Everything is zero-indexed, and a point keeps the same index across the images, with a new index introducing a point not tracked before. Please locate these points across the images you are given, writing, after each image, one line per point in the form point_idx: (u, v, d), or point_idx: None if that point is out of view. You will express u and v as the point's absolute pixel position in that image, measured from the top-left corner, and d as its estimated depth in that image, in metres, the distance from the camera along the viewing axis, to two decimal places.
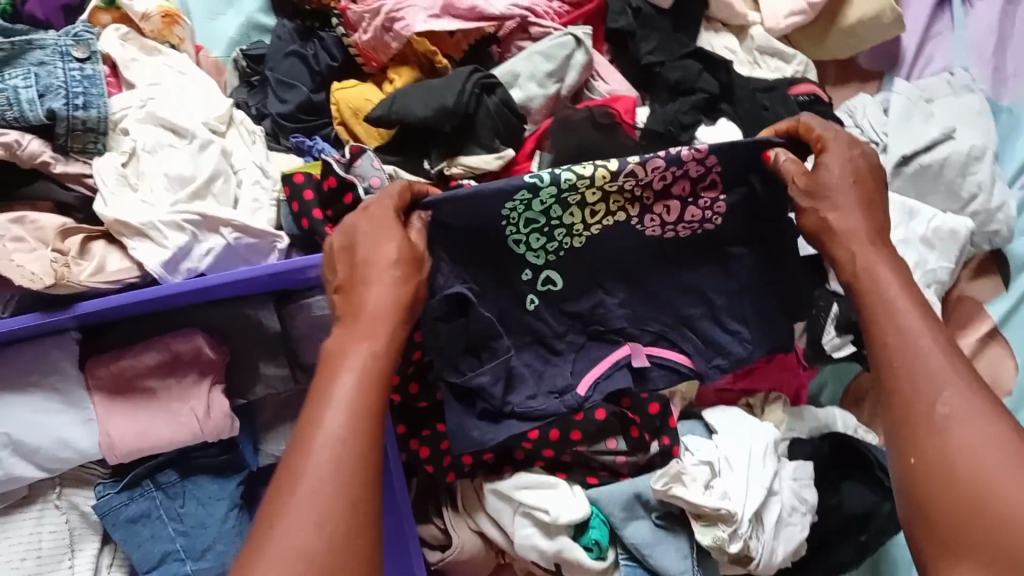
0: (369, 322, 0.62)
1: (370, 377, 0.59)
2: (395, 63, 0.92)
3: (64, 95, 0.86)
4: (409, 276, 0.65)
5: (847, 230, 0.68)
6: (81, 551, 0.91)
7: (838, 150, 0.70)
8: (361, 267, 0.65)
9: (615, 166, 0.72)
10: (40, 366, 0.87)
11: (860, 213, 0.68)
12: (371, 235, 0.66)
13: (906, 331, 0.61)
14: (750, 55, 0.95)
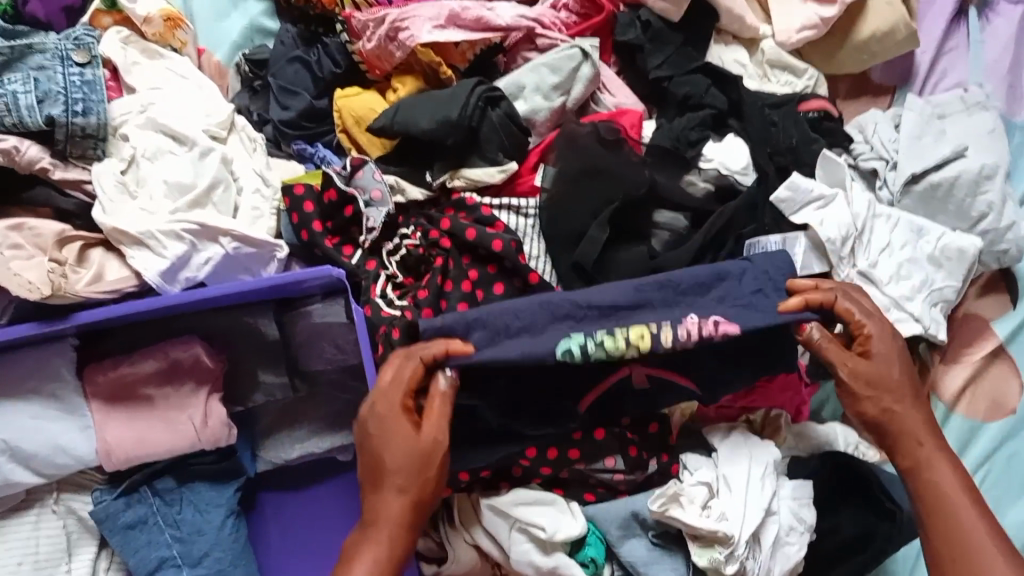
0: (382, 524, 0.69)
1: (384, 568, 0.68)
2: (399, 72, 0.90)
3: (63, 101, 0.85)
4: (422, 478, 0.69)
5: (881, 359, 0.74)
6: (77, 555, 0.91)
7: (880, 338, 0.74)
8: (380, 465, 0.69)
9: (650, 345, 0.71)
10: (39, 373, 0.87)
11: (901, 391, 0.74)
12: (388, 443, 0.69)
13: (939, 481, 0.72)
14: (760, 69, 0.94)
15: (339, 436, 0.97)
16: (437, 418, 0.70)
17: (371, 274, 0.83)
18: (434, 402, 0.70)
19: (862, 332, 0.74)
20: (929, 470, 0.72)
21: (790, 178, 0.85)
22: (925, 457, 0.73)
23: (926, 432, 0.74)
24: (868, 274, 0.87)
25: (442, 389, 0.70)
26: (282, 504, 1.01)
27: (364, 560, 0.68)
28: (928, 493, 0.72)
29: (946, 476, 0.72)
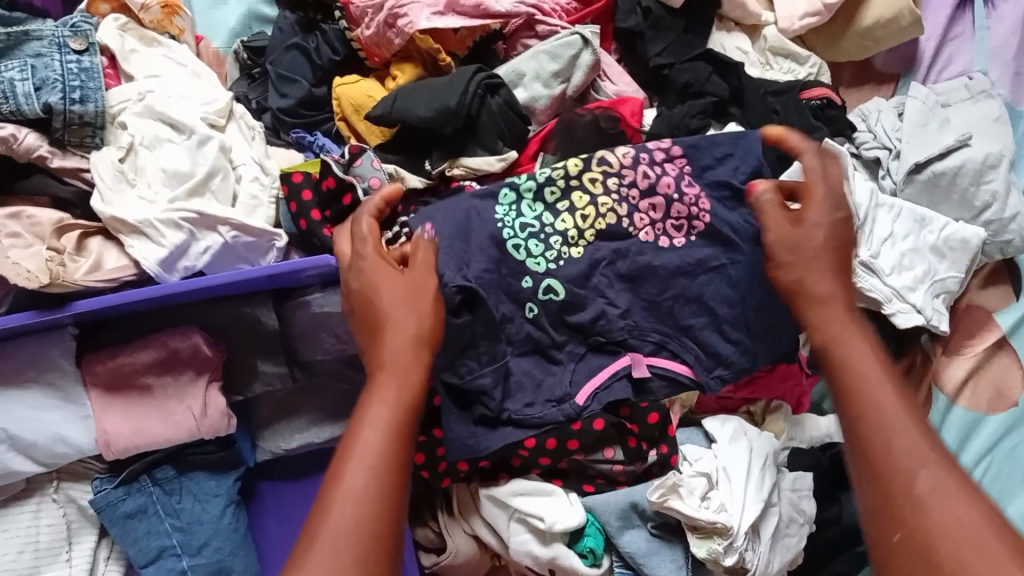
0: (394, 368, 0.65)
1: (398, 422, 0.63)
2: (398, 59, 0.90)
3: (61, 89, 0.85)
4: (423, 320, 0.68)
5: (809, 244, 0.69)
6: (77, 544, 0.91)
7: (823, 200, 0.70)
8: (378, 311, 0.68)
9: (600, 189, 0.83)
10: (37, 363, 0.86)
11: (827, 256, 0.68)
12: (382, 290, 0.69)
13: (852, 355, 0.64)
14: (762, 56, 0.93)
15: (337, 426, 0.97)
16: (426, 259, 0.72)
17: None
18: (418, 251, 0.72)
19: (807, 190, 0.71)
20: (846, 344, 0.65)
21: (794, 168, 0.85)
22: (840, 330, 0.66)
23: (843, 306, 0.67)
24: (871, 265, 0.86)
25: (425, 239, 0.73)
26: (281, 494, 1.01)
27: (376, 416, 0.62)
28: (841, 359, 0.64)
29: (862, 353, 0.64)
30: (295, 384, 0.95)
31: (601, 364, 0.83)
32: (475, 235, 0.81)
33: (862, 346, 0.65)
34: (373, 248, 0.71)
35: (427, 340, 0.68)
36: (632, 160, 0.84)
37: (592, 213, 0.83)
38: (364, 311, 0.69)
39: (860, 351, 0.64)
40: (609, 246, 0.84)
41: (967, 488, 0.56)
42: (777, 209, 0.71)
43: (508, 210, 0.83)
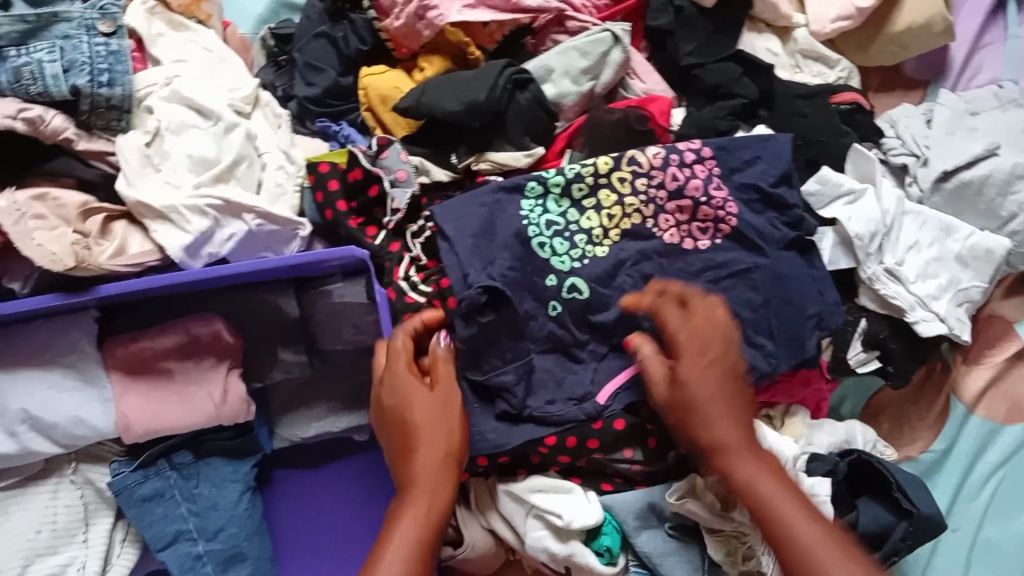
0: (423, 487, 0.69)
1: (422, 539, 0.67)
2: (426, 51, 0.89)
3: (88, 71, 0.84)
4: (451, 436, 0.73)
5: (700, 392, 0.71)
6: (94, 525, 0.92)
7: (687, 349, 0.73)
8: (410, 428, 0.72)
9: (628, 189, 0.84)
10: (59, 344, 0.87)
11: (715, 399, 0.71)
12: (414, 409, 0.72)
13: (765, 498, 0.67)
14: (792, 58, 0.92)
15: (357, 416, 0.98)
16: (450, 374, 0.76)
17: (395, 256, 0.83)
18: (440, 364, 0.76)
19: (675, 343, 0.74)
20: (759, 485, 0.68)
21: (822, 171, 0.86)
22: (750, 470, 0.69)
23: (743, 446, 0.70)
24: (895, 271, 0.87)
25: (444, 351, 0.77)
26: (296, 482, 1.02)
27: (404, 537, 0.67)
28: (756, 504, 0.68)
29: (768, 486, 0.68)
30: (312, 371, 0.96)
31: (622, 364, 0.83)
32: (501, 230, 0.82)
33: (773, 478, 0.69)
34: (405, 362, 0.74)
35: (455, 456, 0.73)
36: (663, 161, 0.84)
37: (618, 213, 0.84)
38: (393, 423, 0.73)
39: (772, 487, 0.68)
40: (633, 247, 0.84)
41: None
42: (659, 368, 0.75)
43: (534, 206, 0.83)
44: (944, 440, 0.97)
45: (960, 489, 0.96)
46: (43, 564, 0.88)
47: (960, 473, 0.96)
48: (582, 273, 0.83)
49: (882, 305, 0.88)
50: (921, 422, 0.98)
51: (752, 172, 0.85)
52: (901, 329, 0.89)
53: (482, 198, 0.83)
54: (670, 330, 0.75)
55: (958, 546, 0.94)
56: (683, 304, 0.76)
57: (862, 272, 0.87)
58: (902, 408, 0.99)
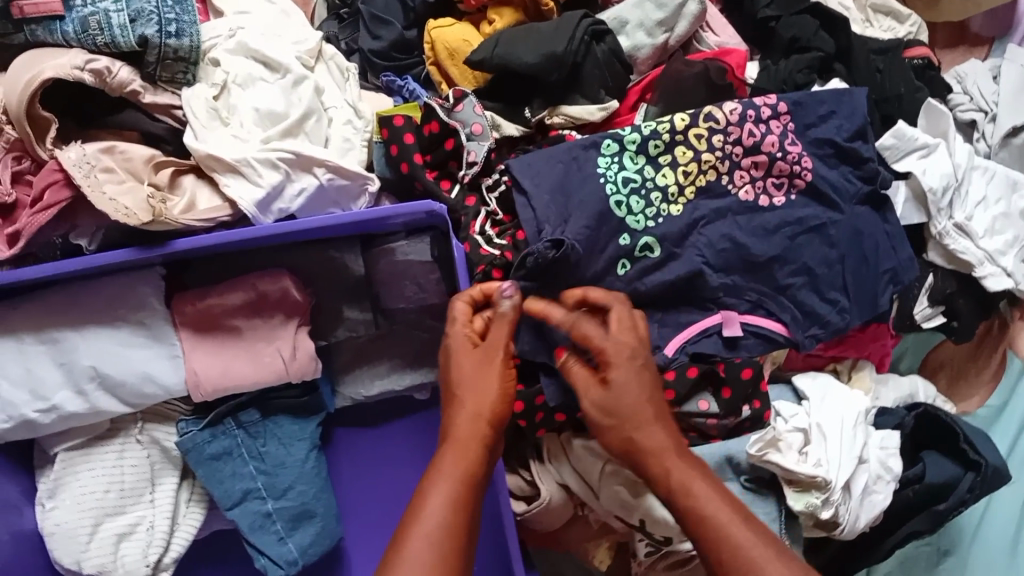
0: (461, 440, 0.67)
1: (456, 499, 0.63)
2: (496, 2, 0.88)
3: (156, 21, 0.81)
4: (489, 394, 0.70)
5: (627, 401, 0.67)
6: (160, 485, 0.91)
7: (620, 356, 0.69)
8: (451, 391, 0.71)
9: (705, 149, 0.82)
10: (126, 301, 0.86)
11: (645, 402, 0.67)
12: (456, 367, 0.72)
13: (706, 507, 0.62)
14: (862, 13, 0.93)
15: (419, 374, 0.98)
16: (502, 334, 0.74)
17: (471, 210, 0.83)
18: (498, 325, 0.74)
19: (605, 353, 0.70)
20: (692, 493, 0.63)
21: (898, 126, 0.86)
22: (682, 479, 0.64)
23: (673, 452, 0.66)
24: (964, 227, 0.87)
25: (507, 308, 0.75)
26: (358, 441, 1.02)
27: (440, 488, 0.63)
28: (693, 515, 0.62)
29: (708, 497, 0.62)
30: (377, 330, 0.95)
31: (692, 319, 0.83)
32: (576, 190, 0.80)
33: (707, 483, 0.64)
34: (455, 319, 0.74)
35: (496, 415, 0.69)
36: (739, 117, 0.82)
37: (694, 169, 0.82)
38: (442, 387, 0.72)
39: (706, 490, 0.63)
40: (707, 205, 0.83)
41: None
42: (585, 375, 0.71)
43: (610, 163, 0.81)
44: (1000, 396, 0.98)
45: (1016, 442, 0.98)
46: (112, 523, 0.88)
47: (1017, 426, 0.98)
48: (659, 228, 0.81)
49: (949, 260, 0.87)
50: (978, 378, 1.00)
51: (826, 127, 0.84)
52: (969, 286, 0.89)
53: (556, 159, 0.81)
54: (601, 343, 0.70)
55: (1012, 501, 0.98)
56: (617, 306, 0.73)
57: (932, 227, 0.86)
58: (960, 364, 1.00)
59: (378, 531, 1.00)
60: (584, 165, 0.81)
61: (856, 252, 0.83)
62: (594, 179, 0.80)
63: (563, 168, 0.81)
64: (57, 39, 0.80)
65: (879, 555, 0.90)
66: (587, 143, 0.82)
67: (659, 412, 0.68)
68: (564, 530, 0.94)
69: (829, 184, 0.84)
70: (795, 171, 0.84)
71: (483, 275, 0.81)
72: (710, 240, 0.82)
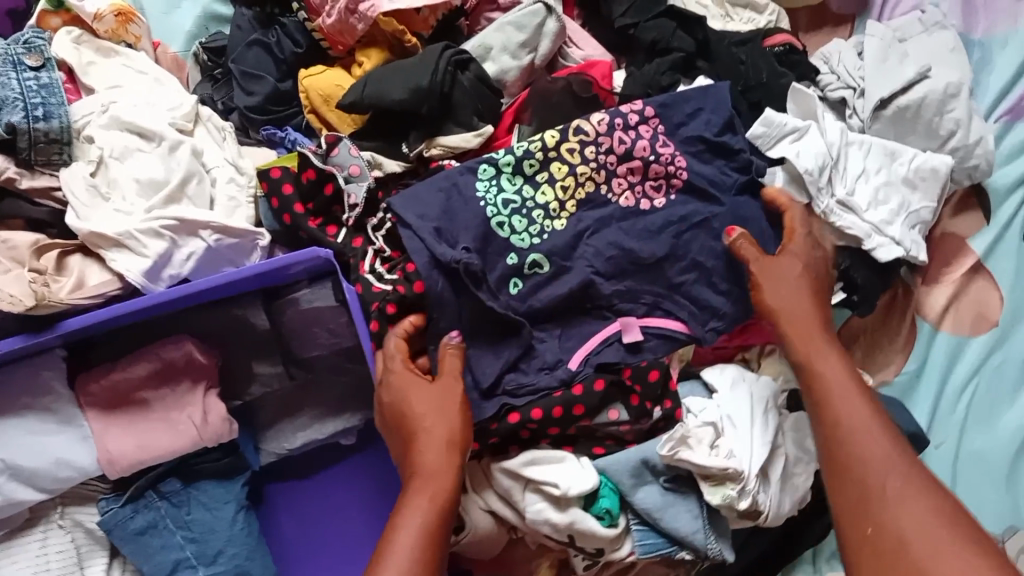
0: (429, 475, 0.72)
1: (429, 530, 0.68)
2: (362, 44, 0.89)
3: (22, 107, 0.82)
4: (453, 425, 0.75)
5: (787, 267, 0.80)
6: (90, 566, 0.90)
7: (806, 242, 0.82)
8: (414, 421, 0.75)
9: (579, 160, 0.84)
10: (31, 389, 0.85)
11: (802, 284, 0.79)
12: (413, 397, 0.76)
13: (831, 388, 0.72)
14: (721, 8, 0.95)
15: (341, 420, 0.98)
16: (455, 364, 0.78)
17: (358, 252, 0.83)
18: (447, 357, 0.79)
19: (791, 233, 0.82)
20: (825, 373, 0.73)
21: (766, 114, 0.87)
22: (825, 362, 0.74)
23: (826, 350, 0.75)
24: (847, 203, 0.88)
25: (454, 345, 0.79)
26: (290, 494, 1.01)
27: (413, 522, 0.68)
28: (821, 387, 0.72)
29: (836, 370, 0.73)
30: (293, 381, 0.95)
31: (594, 330, 0.84)
32: (459, 216, 0.82)
33: (848, 379, 0.72)
34: (395, 352, 0.78)
35: (462, 444, 0.75)
36: (608, 126, 0.85)
37: (572, 183, 0.84)
38: (397, 418, 0.76)
39: (842, 381, 0.72)
40: (591, 215, 0.85)
41: (952, 537, 0.59)
42: (748, 248, 0.81)
43: (488, 186, 0.83)
44: (916, 360, 0.99)
45: (937, 404, 0.98)
46: None
47: (935, 388, 0.98)
48: (545, 245, 0.83)
49: (840, 237, 0.88)
50: (892, 346, 1.00)
51: (695, 125, 0.86)
52: (864, 258, 0.90)
53: (433, 188, 0.82)
54: (796, 222, 0.83)
55: (944, 458, 0.97)
56: (808, 216, 0.85)
57: (815, 208, 0.87)
58: (875, 333, 1.00)
59: None
60: (463, 192, 0.83)
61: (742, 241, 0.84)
62: (474, 206, 0.82)
63: (441, 198, 0.82)
64: None
65: (812, 537, 0.93)
66: (465, 168, 0.84)
67: (818, 305, 0.79)
68: (505, 552, 0.93)
69: (704, 178, 0.85)
70: (670, 171, 0.85)
71: (378, 312, 0.80)
72: (596, 252, 0.84)
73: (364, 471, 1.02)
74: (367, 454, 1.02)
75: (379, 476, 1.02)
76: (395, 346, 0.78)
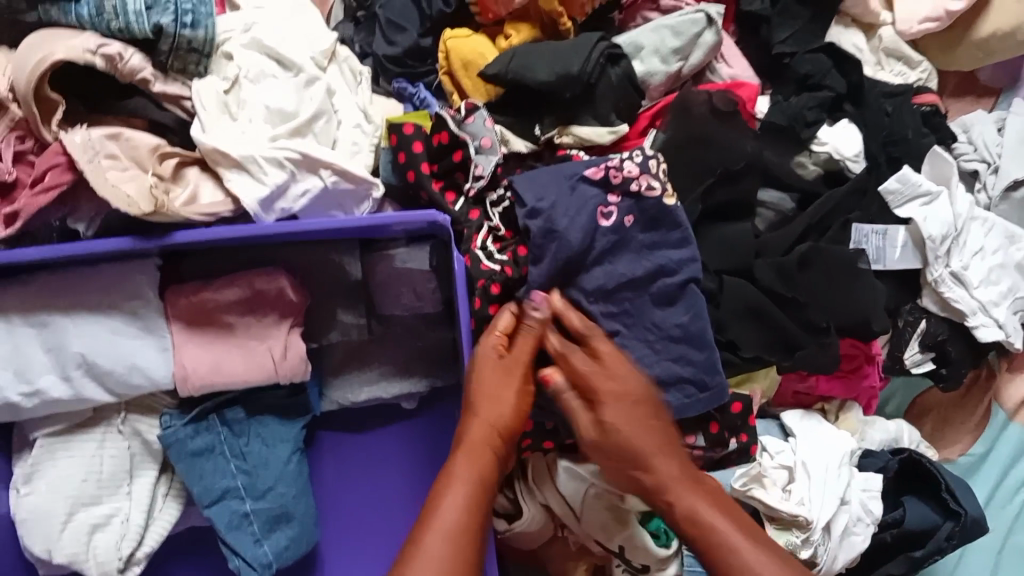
0: (471, 450, 0.71)
1: (469, 508, 0.67)
2: (513, 18, 0.88)
3: (172, 11, 0.81)
4: (507, 405, 0.74)
5: (629, 432, 0.72)
6: (139, 477, 0.90)
7: (595, 377, 0.74)
8: (471, 395, 0.74)
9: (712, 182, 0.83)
10: (120, 290, 0.84)
11: (644, 435, 0.73)
12: (478, 372, 0.75)
13: (733, 550, 0.67)
14: (875, 56, 0.93)
15: (408, 382, 0.98)
16: (525, 352, 0.76)
17: (474, 224, 0.82)
18: (523, 338, 0.77)
19: (596, 386, 0.74)
20: (695, 513, 0.69)
21: (903, 170, 0.86)
22: (686, 500, 0.70)
23: (680, 478, 0.71)
24: (960, 276, 0.87)
25: (537, 327, 0.77)
26: (342, 443, 1.02)
27: (455, 492, 0.68)
28: (701, 537, 0.69)
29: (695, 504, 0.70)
30: (370, 335, 0.96)
31: None
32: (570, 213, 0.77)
33: (720, 521, 0.69)
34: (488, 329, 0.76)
35: (511, 427, 0.74)
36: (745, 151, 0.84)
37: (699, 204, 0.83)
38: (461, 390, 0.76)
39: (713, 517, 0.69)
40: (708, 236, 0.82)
41: None
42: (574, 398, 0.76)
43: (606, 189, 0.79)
44: (983, 444, 0.99)
45: (994, 490, 0.98)
46: (88, 513, 0.87)
47: (996, 477, 0.98)
48: (653, 259, 0.79)
49: (943, 307, 0.88)
50: (963, 426, 1.00)
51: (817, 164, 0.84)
52: (959, 332, 0.89)
53: (553, 177, 0.78)
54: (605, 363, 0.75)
55: (987, 547, 0.96)
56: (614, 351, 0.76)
57: (927, 274, 0.87)
58: (947, 410, 1.00)
59: (354, 535, 1.00)
60: (580, 190, 0.78)
61: (840, 292, 0.83)
62: (583, 208, 0.78)
63: (558, 190, 0.78)
64: (71, 21, 0.79)
65: None
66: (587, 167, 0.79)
67: (660, 437, 0.73)
68: (544, 548, 0.94)
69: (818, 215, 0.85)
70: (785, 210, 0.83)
71: (482, 290, 0.79)
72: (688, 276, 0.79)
73: (420, 438, 1.02)
74: (427, 419, 1.02)
75: (432, 446, 1.01)
76: (502, 322, 0.77)
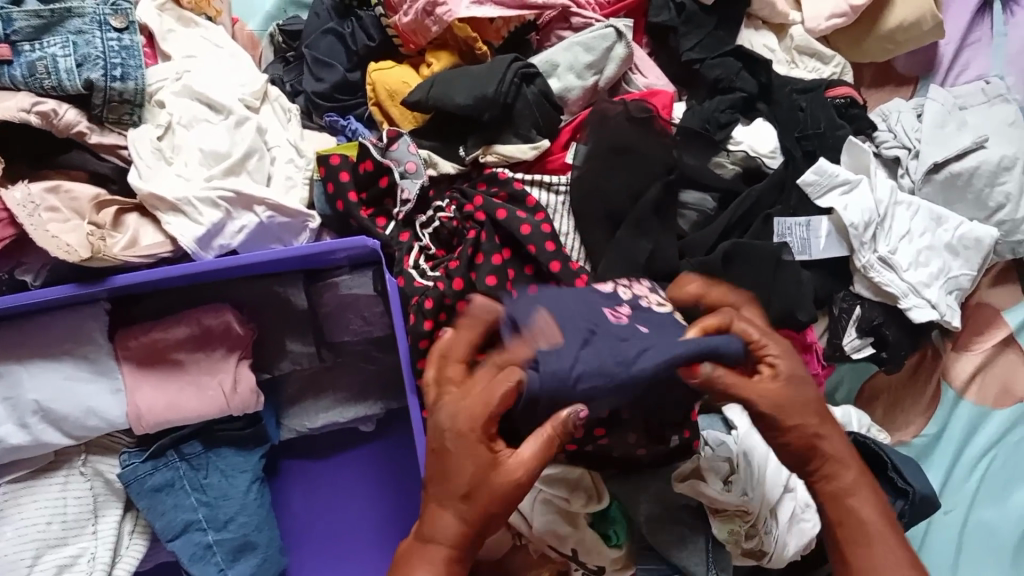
0: (434, 546, 0.58)
1: None
2: (433, 47, 0.92)
3: (102, 66, 0.84)
4: (487, 505, 0.58)
5: (791, 383, 0.63)
6: (103, 517, 0.92)
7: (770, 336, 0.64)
8: (448, 477, 0.58)
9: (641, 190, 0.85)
10: (72, 335, 0.87)
11: (808, 398, 0.63)
12: (459, 453, 0.58)
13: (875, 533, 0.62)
14: (788, 55, 0.97)
15: (363, 406, 1.00)
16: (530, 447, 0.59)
17: (404, 245, 0.86)
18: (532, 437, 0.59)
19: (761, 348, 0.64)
20: (848, 492, 0.63)
21: (818, 162, 0.89)
22: (842, 479, 0.63)
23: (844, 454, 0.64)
24: (888, 260, 0.88)
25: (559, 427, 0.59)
26: (308, 471, 1.04)
27: None
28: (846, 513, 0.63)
29: (866, 512, 0.63)
30: (322, 362, 0.98)
31: None
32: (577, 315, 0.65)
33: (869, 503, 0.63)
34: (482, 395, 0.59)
35: (491, 525, 0.59)
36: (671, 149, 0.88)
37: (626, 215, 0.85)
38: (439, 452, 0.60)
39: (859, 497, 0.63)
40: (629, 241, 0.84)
41: None
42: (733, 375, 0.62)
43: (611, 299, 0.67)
44: (936, 424, 0.99)
45: (951, 470, 0.98)
46: (55, 554, 0.89)
47: (951, 456, 0.99)
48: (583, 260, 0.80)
49: (876, 292, 0.89)
50: (914, 406, 1.01)
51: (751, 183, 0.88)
52: (895, 316, 0.90)
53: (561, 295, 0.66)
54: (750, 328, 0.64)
55: (949, 527, 0.97)
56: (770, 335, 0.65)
57: (857, 260, 0.88)
58: (896, 392, 1.01)
59: (324, 561, 1.02)
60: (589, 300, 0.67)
61: (770, 282, 0.84)
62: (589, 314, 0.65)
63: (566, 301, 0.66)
64: (4, 82, 0.82)
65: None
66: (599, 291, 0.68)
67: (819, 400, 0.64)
68: (507, 558, 0.95)
69: (737, 215, 0.88)
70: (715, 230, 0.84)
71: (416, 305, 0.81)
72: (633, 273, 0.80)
73: (381, 461, 1.04)
74: (384, 442, 1.04)
75: (393, 467, 1.04)
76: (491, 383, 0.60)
